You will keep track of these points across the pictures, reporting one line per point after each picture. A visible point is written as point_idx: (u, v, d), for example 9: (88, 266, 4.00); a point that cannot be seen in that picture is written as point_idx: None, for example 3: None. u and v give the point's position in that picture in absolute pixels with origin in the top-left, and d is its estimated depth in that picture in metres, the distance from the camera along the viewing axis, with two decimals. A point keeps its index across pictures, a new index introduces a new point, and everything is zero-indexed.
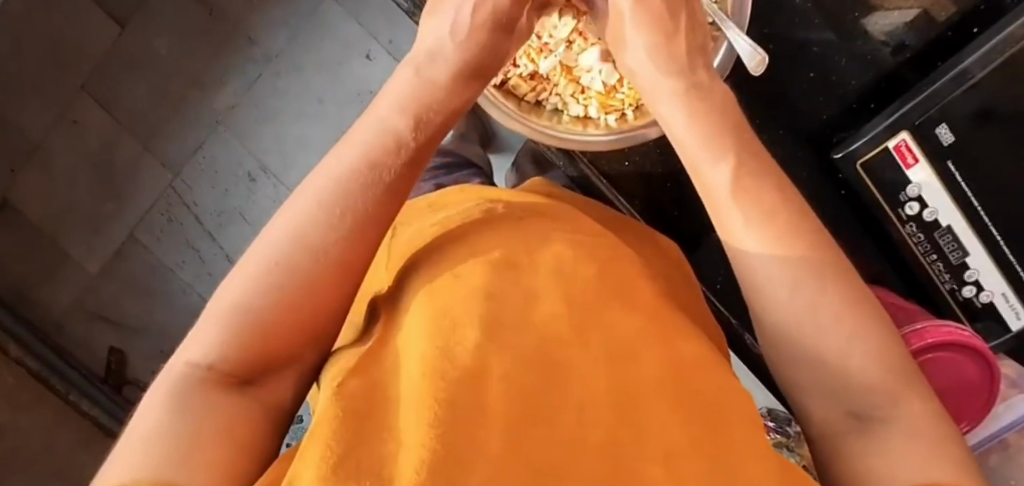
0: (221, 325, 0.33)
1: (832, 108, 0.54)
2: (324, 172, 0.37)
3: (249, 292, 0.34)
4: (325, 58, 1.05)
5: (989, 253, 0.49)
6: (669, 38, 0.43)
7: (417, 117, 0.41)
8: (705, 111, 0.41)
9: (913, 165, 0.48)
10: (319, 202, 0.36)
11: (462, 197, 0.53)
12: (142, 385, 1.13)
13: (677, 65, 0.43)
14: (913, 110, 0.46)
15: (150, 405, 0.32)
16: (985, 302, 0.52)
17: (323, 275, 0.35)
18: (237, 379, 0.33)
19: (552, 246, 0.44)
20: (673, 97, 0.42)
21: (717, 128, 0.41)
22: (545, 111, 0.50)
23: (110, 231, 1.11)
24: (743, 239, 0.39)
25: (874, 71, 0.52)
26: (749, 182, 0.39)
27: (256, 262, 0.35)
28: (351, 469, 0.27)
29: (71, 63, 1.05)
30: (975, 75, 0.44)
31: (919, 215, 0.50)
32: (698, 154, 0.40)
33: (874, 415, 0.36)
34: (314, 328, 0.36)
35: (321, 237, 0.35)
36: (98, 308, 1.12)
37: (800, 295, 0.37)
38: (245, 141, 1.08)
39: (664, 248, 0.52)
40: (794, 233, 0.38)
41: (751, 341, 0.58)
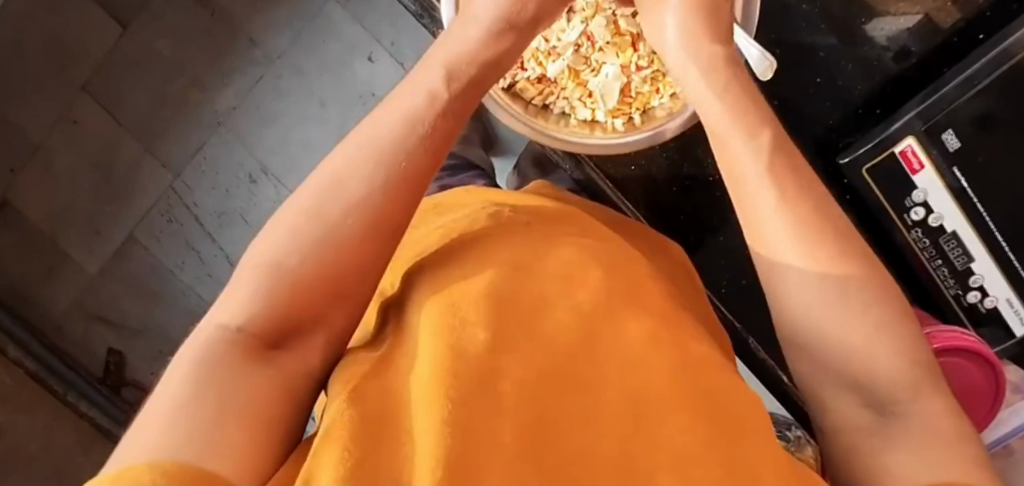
0: (252, 285, 0.33)
1: (838, 114, 0.54)
2: (363, 134, 0.38)
3: (283, 250, 0.34)
4: (327, 61, 1.05)
5: (994, 258, 0.49)
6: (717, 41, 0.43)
7: (449, 69, 0.41)
8: (736, 89, 0.42)
9: (919, 170, 0.48)
10: (355, 163, 0.36)
11: (470, 199, 0.53)
12: (141, 387, 1.12)
13: (711, 36, 0.43)
14: (919, 115, 0.46)
15: (179, 364, 0.32)
16: (988, 307, 0.52)
17: (355, 234, 0.35)
18: (266, 343, 0.33)
19: (561, 250, 0.44)
20: (699, 66, 0.42)
21: (748, 106, 0.41)
22: (552, 114, 0.49)
23: (110, 231, 1.10)
24: (771, 236, 0.39)
25: (880, 77, 0.52)
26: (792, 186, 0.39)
27: (291, 220, 0.35)
28: (368, 472, 0.28)
29: (73, 63, 1.05)
30: (980, 81, 0.44)
31: (925, 221, 0.50)
32: (727, 131, 0.41)
33: (896, 409, 0.37)
34: (343, 299, 0.35)
35: (358, 194, 0.35)
36: (96, 309, 1.11)
37: (817, 302, 0.38)
38: (246, 141, 1.08)
39: (671, 251, 0.52)
40: (812, 239, 0.38)
41: (756, 346, 0.58)
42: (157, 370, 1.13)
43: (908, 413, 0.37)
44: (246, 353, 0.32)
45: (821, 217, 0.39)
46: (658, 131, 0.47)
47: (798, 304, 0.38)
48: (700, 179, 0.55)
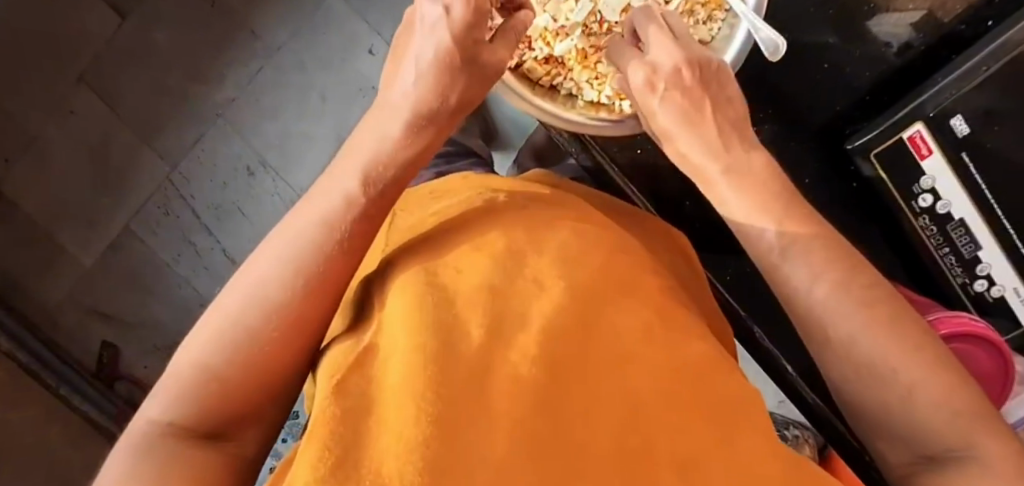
0: (180, 380, 0.36)
1: (844, 101, 0.53)
2: (283, 232, 0.39)
3: (206, 354, 0.36)
4: (328, 55, 1.04)
5: (1001, 246, 0.48)
6: (705, 134, 0.44)
7: (366, 171, 0.40)
8: (748, 180, 0.44)
9: (927, 156, 0.47)
10: (271, 269, 0.37)
11: (464, 186, 0.52)
12: (135, 381, 1.13)
13: (713, 149, 0.44)
14: (930, 100, 0.46)
15: (116, 460, 0.35)
16: (996, 297, 0.51)
17: (274, 340, 0.37)
18: (201, 435, 0.36)
19: (556, 235, 0.43)
20: (720, 179, 0.44)
21: (767, 200, 0.43)
22: (559, 95, 0.49)
23: (106, 224, 1.10)
24: (740, 218, 0.44)
25: (877, 69, 0.52)
26: (797, 236, 0.43)
27: (216, 323, 0.37)
28: (348, 470, 0.27)
29: (71, 54, 1.04)
30: (986, 70, 0.44)
31: (932, 208, 0.49)
32: (754, 230, 0.44)
33: (954, 456, 0.40)
34: (275, 380, 0.38)
35: (274, 302, 0.37)
36: (91, 301, 1.11)
37: (785, 263, 0.43)
38: (248, 138, 1.07)
39: (670, 237, 0.51)
40: (768, 200, 0.43)
41: (760, 334, 0.55)
42: (151, 364, 1.14)
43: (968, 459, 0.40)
44: (179, 444, 0.35)
45: None
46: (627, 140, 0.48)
47: (775, 269, 0.44)
48: None
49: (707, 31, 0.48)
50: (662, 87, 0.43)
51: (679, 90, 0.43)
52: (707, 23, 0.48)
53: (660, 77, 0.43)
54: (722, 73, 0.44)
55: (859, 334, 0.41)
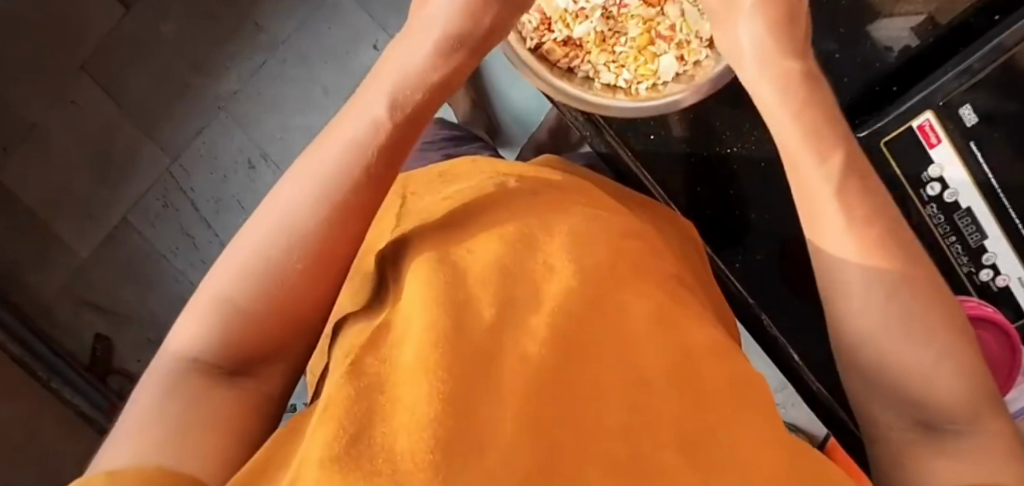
0: (205, 313, 0.35)
1: (854, 90, 0.52)
2: (308, 163, 0.38)
3: (231, 287, 0.35)
4: (331, 49, 1.04)
5: (1007, 233, 0.44)
6: (788, 37, 0.41)
7: (394, 96, 0.40)
8: (811, 106, 0.41)
9: (936, 144, 0.43)
10: (297, 199, 0.37)
11: (474, 170, 0.52)
12: (128, 375, 1.11)
13: (789, 43, 0.41)
14: (941, 88, 0.42)
15: (142, 395, 0.34)
16: (1000, 287, 0.46)
17: (302, 274, 0.36)
18: (224, 371, 0.35)
19: (566, 222, 0.42)
20: (782, 89, 0.41)
21: (821, 123, 0.40)
22: (576, 78, 0.47)
23: (104, 215, 1.09)
24: (788, 134, 0.41)
25: (877, 72, 0.51)
26: (854, 181, 0.39)
27: (241, 255, 0.36)
28: (363, 446, 0.26)
29: (73, 44, 1.04)
30: (999, 57, 0.41)
31: (940, 196, 0.45)
32: (800, 150, 0.40)
33: (950, 428, 0.36)
34: (301, 315, 0.37)
35: (303, 232, 0.36)
36: (86, 293, 1.10)
37: (838, 204, 0.39)
38: (248, 130, 1.07)
39: (678, 224, 0.50)
40: (822, 126, 0.40)
41: (768, 322, 0.53)
42: (145, 358, 1.12)
43: (962, 433, 0.36)
44: (205, 383, 0.35)
45: (843, 178, 0.39)
46: (667, 102, 0.44)
47: (828, 210, 0.39)
48: (728, 151, 0.50)
49: None
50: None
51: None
52: None
53: None
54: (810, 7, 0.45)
55: (874, 294, 0.37)
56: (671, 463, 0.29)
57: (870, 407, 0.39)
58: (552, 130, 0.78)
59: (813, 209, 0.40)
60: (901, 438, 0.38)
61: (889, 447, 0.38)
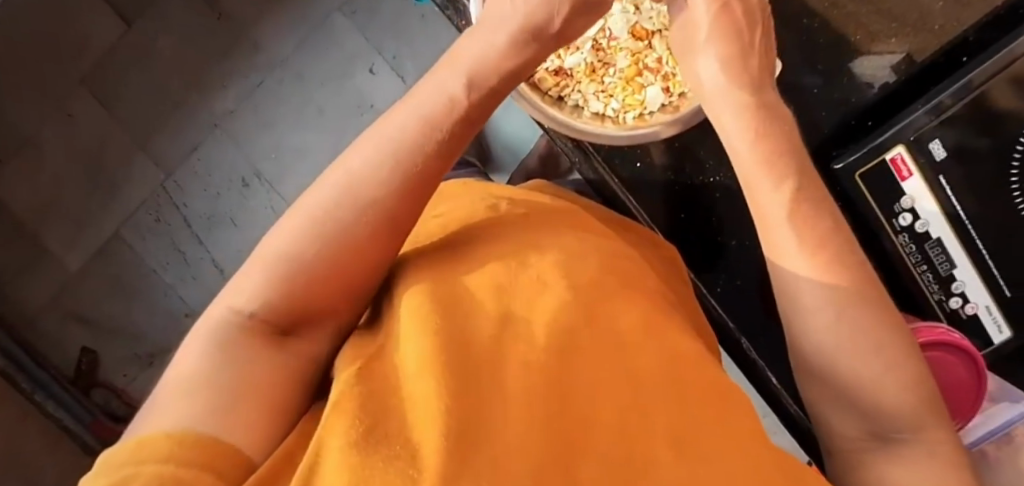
0: (267, 270, 0.35)
1: (832, 123, 0.52)
2: (381, 132, 0.38)
3: (296, 242, 0.35)
4: (329, 71, 1.06)
5: (977, 265, 0.46)
6: (744, 58, 0.40)
7: (471, 74, 0.40)
8: (771, 130, 0.40)
9: (908, 178, 0.45)
10: (367, 165, 0.37)
11: (467, 191, 0.53)
12: (113, 390, 1.11)
13: (744, 74, 0.40)
14: (910, 124, 0.44)
15: (193, 346, 0.33)
16: (969, 314, 0.48)
17: (365, 238, 0.36)
18: (276, 331, 0.34)
19: (561, 239, 0.45)
20: (738, 112, 0.40)
21: (779, 150, 0.40)
22: (566, 107, 0.44)
23: (96, 227, 1.10)
24: (743, 153, 0.40)
25: (856, 105, 0.51)
26: (806, 207, 0.40)
27: (306, 217, 0.36)
28: (377, 438, 0.28)
29: (72, 58, 1.05)
30: (978, 86, 0.42)
31: (911, 227, 0.46)
32: (756, 176, 0.40)
33: (898, 437, 0.38)
34: (354, 284, 0.37)
35: (370, 197, 0.36)
36: (74, 306, 1.11)
37: (785, 221, 0.40)
38: (244, 147, 1.08)
39: (663, 249, 0.51)
40: (778, 148, 0.40)
41: (748, 347, 0.54)
42: (131, 372, 1.12)
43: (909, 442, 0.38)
44: (260, 339, 0.34)
45: (819, 198, 0.40)
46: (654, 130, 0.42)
47: (778, 230, 0.40)
48: (713, 181, 0.52)
49: None
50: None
51: (743, 9, 0.40)
52: None
53: None
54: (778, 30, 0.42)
55: (816, 305, 0.39)
56: (662, 467, 0.30)
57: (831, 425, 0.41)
58: (542, 157, 0.80)
59: (770, 234, 0.40)
60: (859, 447, 0.39)
61: (849, 452, 0.40)
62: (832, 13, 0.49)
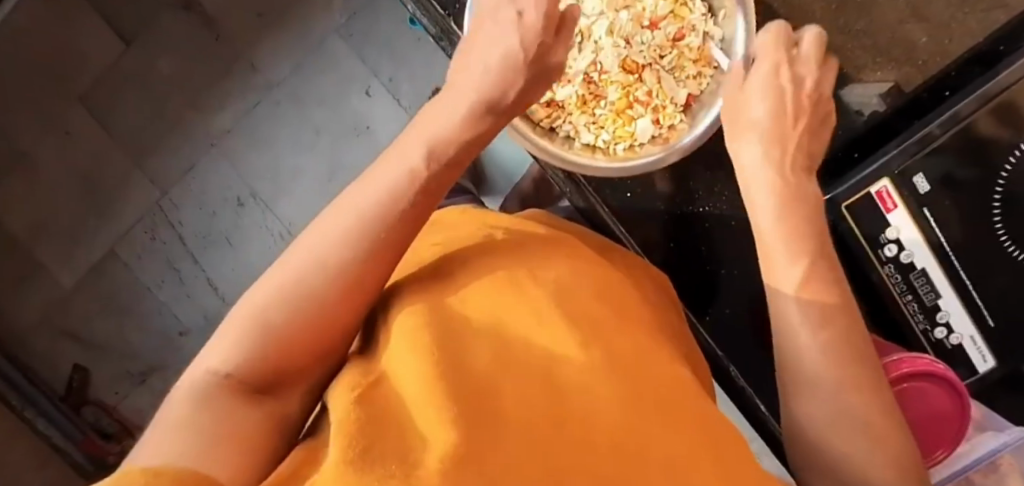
0: (241, 333, 0.33)
1: (822, 156, 0.54)
2: (365, 186, 0.37)
3: (271, 307, 0.33)
4: (325, 93, 1.07)
5: (961, 296, 0.46)
6: (784, 142, 0.42)
7: (473, 99, 0.40)
8: (799, 213, 0.42)
9: (893, 210, 0.45)
10: (345, 223, 0.35)
11: (464, 221, 0.52)
12: (104, 407, 1.11)
13: (781, 158, 0.42)
14: (896, 157, 0.44)
15: (173, 405, 0.32)
16: (953, 344, 0.48)
17: (331, 300, 0.34)
18: (251, 390, 0.33)
19: (557, 265, 0.44)
20: (770, 193, 0.42)
21: (802, 227, 0.41)
22: (558, 138, 0.45)
23: (91, 245, 1.10)
24: (766, 228, 0.42)
25: (845, 135, 0.53)
26: (816, 285, 0.41)
27: (279, 282, 0.34)
28: (375, 458, 0.28)
29: (71, 77, 1.06)
30: (965, 118, 0.43)
31: (897, 257, 0.47)
32: (775, 249, 0.42)
33: None
34: (325, 345, 0.35)
35: (341, 258, 0.34)
36: (67, 324, 1.11)
37: (795, 279, 0.41)
38: (240, 167, 1.09)
39: (661, 280, 0.52)
40: (801, 226, 0.41)
41: (736, 374, 0.55)
42: (123, 390, 1.13)
43: None
44: (235, 399, 0.32)
45: (827, 263, 0.41)
46: (643, 162, 0.42)
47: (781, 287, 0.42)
48: (703, 211, 0.52)
49: (697, 84, 0.45)
50: (783, 78, 0.42)
51: (796, 97, 0.42)
52: (695, 77, 0.45)
53: (794, 69, 0.42)
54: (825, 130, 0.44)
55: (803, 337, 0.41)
56: None
57: (810, 471, 0.41)
58: (535, 181, 0.81)
59: (772, 284, 0.42)
60: None
61: None
62: None
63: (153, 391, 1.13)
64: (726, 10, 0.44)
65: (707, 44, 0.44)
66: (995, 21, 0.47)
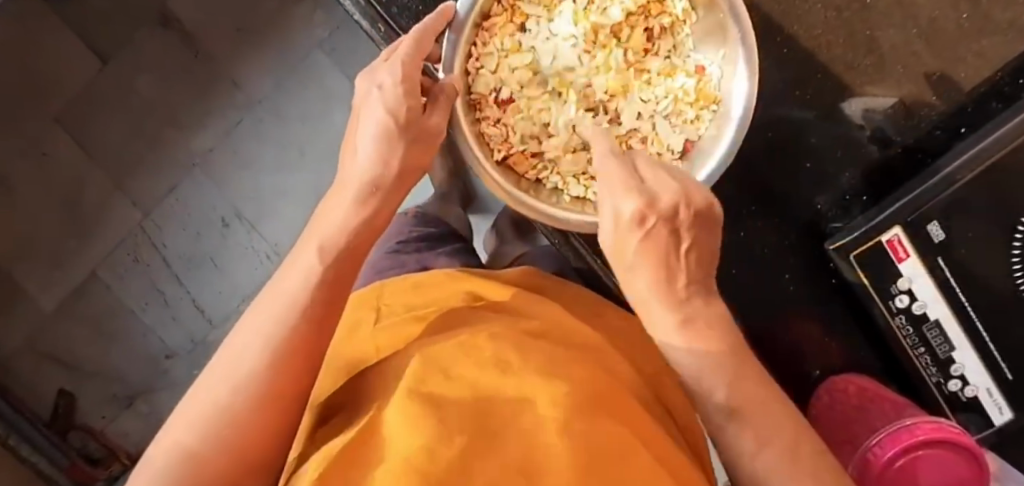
0: (161, 465, 0.32)
1: (828, 197, 0.49)
2: (266, 302, 0.36)
3: (188, 433, 0.33)
4: (309, 110, 1.04)
5: (977, 349, 0.44)
6: (671, 276, 0.37)
7: None
8: (710, 343, 0.37)
9: (905, 259, 0.43)
10: (253, 339, 0.35)
11: (448, 289, 0.50)
12: (91, 432, 1.08)
13: (670, 297, 0.37)
14: (909, 205, 0.42)
15: None
16: (969, 397, 0.46)
17: (253, 415, 0.33)
18: None
19: (539, 346, 0.41)
20: (672, 332, 0.37)
21: (715, 360, 0.37)
22: (545, 191, 0.41)
23: (72, 267, 1.06)
24: (682, 371, 0.38)
25: (854, 172, 0.48)
26: (753, 416, 0.36)
27: (196, 407, 0.34)
28: None
29: (47, 97, 1.02)
30: (988, 158, 0.39)
31: (908, 308, 0.45)
32: (697, 390, 0.37)
33: None
34: (253, 460, 0.34)
35: (253, 376, 0.34)
36: (51, 348, 1.07)
37: (726, 409, 0.37)
38: (223, 187, 1.06)
39: (641, 334, 0.50)
40: (712, 360, 0.37)
41: None
42: (110, 414, 1.10)
43: None
44: None
45: (756, 380, 0.37)
46: None
47: (716, 423, 0.38)
48: None
49: (695, 129, 0.40)
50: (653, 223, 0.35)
51: (666, 229, 0.36)
52: (694, 121, 0.41)
53: (656, 211, 0.35)
54: (717, 237, 0.38)
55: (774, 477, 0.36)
56: None
57: None
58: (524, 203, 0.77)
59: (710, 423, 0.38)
60: None
61: None
62: (829, 82, 0.47)
63: (140, 415, 1.10)
64: (725, 51, 0.39)
65: (704, 83, 0.40)
66: (1014, 50, 0.44)
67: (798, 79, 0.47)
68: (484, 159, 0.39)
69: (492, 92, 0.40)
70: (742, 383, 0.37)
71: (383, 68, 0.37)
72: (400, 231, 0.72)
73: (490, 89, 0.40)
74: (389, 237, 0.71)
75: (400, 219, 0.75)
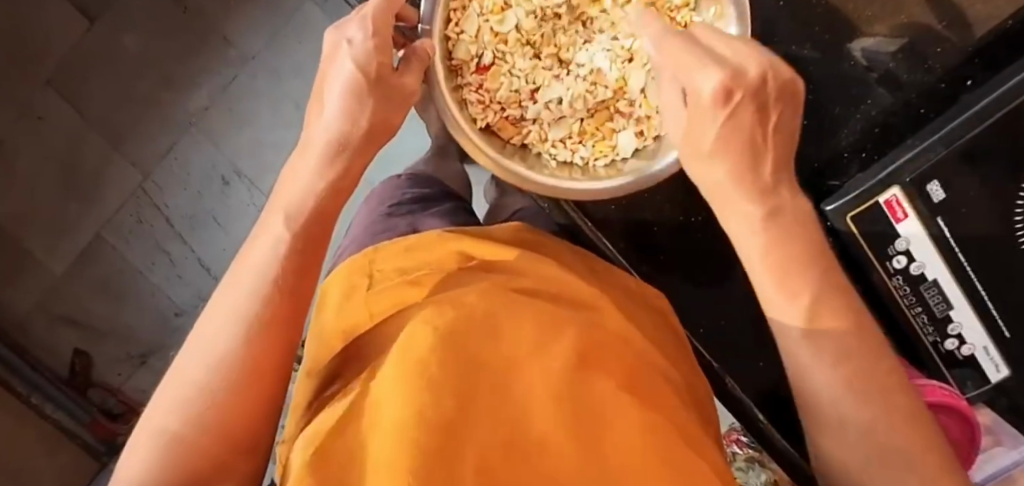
0: (147, 449, 0.33)
1: (823, 155, 0.48)
2: (238, 279, 0.36)
3: (170, 416, 0.33)
4: (302, 64, 1.01)
5: (976, 308, 0.43)
6: (754, 159, 0.36)
7: None
8: (792, 247, 0.38)
9: (903, 219, 0.42)
10: (228, 316, 0.35)
11: (443, 246, 0.48)
12: (109, 388, 1.11)
13: (757, 184, 0.37)
14: (909, 163, 0.40)
15: None
16: (965, 355, 0.45)
17: (231, 394, 0.34)
18: None
19: (528, 304, 0.40)
20: (756, 228, 0.38)
21: (800, 257, 0.38)
22: (531, 155, 0.41)
23: (77, 228, 1.07)
24: (756, 273, 0.39)
25: (853, 127, 0.47)
26: (824, 323, 0.38)
27: (176, 391, 0.34)
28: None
29: (38, 58, 1.01)
30: (992, 115, 0.38)
31: (906, 269, 0.44)
32: (768, 290, 0.39)
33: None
34: (239, 436, 0.34)
35: (230, 355, 0.34)
36: (62, 309, 1.08)
37: (799, 316, 0.38)
38: (221, 145, 1.05)
39: (630, 286, 0.49)
40: (798, 262, 0.38)
41: (733, 385, 0.54)
42: (125, 371, 1.11)
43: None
44: None
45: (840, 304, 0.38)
46: (627, 182, 0.39)
47: (787, 338, 0.39)
48: (694, 220, 0.51)
49: None
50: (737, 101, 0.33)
51: (754, 106, 0.34)
52: None
53: (743, 86, 0.33)
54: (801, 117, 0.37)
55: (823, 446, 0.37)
56: None
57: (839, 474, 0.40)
58: None
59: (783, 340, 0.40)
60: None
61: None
62: (826, 36, 0.45)
63: (155, 372, 1.12)
64: (717, 8, 0.39)
65: None
66: None
67: (795, 29, 0.45)
68: (468, 125, 0.39)
69: (473, 58, 0.40)
70: (818, 296, 0.38)
71: (353, 21, 0.36)
72: (392, 195, 0.71)
73: (471, 54, 0.39)
74: (382, 201, 0.70)
75: (394, 182, 0.74)
